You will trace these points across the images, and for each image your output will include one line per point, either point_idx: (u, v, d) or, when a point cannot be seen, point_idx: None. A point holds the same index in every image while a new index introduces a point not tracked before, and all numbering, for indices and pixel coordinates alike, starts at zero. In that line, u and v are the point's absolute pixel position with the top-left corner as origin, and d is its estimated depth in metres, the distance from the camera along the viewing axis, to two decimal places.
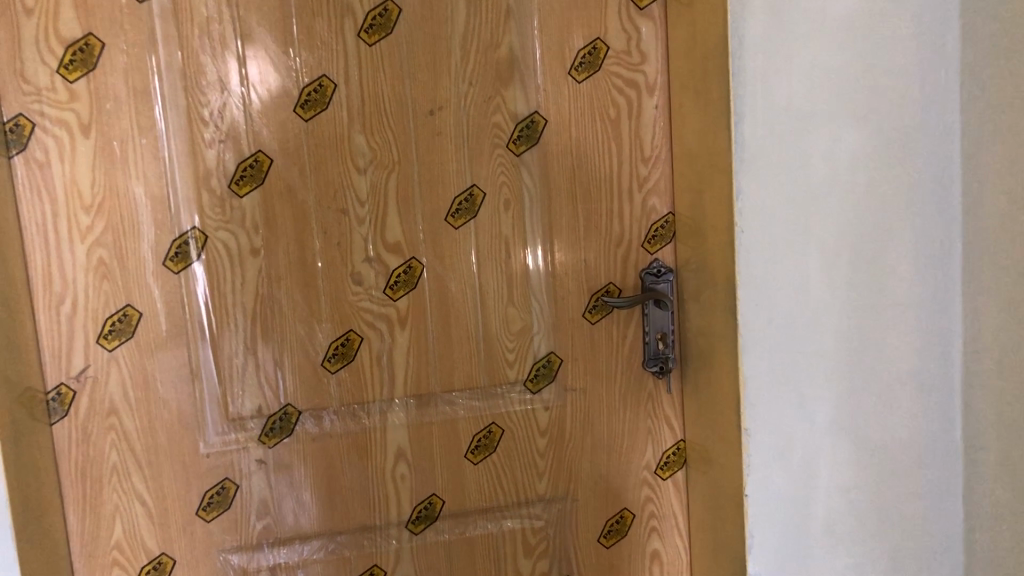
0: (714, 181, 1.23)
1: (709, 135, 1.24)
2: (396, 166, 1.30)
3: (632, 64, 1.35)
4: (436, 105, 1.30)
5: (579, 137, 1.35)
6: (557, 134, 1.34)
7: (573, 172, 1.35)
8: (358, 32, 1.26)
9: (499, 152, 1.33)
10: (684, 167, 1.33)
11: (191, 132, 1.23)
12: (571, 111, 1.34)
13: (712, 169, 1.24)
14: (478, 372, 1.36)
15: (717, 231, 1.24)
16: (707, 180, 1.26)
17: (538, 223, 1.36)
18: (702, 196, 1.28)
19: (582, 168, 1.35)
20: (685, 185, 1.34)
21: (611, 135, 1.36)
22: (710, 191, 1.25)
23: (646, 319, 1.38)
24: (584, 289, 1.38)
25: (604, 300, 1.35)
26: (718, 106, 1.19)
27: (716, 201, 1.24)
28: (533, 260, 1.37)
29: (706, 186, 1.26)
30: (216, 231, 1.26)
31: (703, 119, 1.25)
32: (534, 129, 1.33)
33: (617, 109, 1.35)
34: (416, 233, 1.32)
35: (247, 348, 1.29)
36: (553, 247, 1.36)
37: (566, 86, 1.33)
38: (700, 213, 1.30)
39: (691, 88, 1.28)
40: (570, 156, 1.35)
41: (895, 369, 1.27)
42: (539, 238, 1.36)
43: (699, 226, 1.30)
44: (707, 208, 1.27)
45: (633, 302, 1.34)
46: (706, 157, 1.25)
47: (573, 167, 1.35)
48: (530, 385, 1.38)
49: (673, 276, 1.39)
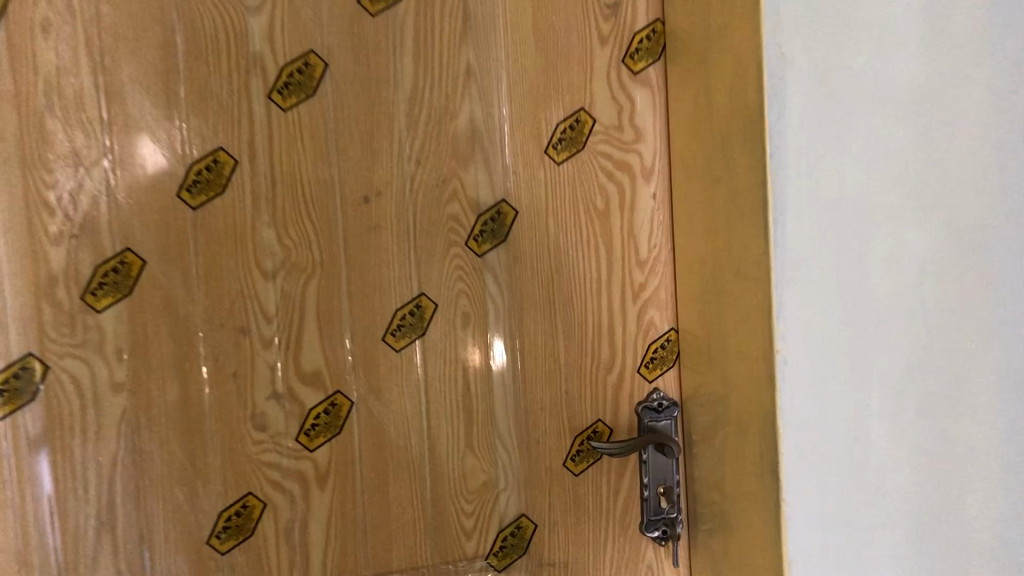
0: (743, 294, 0.93)
1: (734, 234, 0.94)
2: (317, 269, 0.97)
3: (623, 142, 1.06)
4: (373, 190, 0.98)
5: (558, 234, 1.04)
6: (530, 230, 1.03)
7: (551, 279, 1.04)
8: (269, 93, 0.95)
9: (456, 251, 1.01)
10: (692, 272, 1.04)
11: (30, 223, 0.89)
12: (548, 200, 1.04)
13: (739, 279, 0.94)
14: (424, 545, 1.02)
15: (750, 359, 0.93)
16: (731, 291, 0.96)
17: (505, 344, 1.04)
18: (725, 311, 0.97)
19: (561, 274, 1.05)
20: (694, 297, 1.04)
21: (598, 232, 1.06)
22: (736, 307, 0.95)
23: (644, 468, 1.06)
24: (565, 430, 1.06)
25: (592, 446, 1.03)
26: (753, 196, 0.90)
27: (747, 320, 0.93)
28: (498, 355, 1.04)
29: (730, 299, 0.96)
30: (61, 360, 0.90)
31: (725, 212, 0.96)
32: (500, 222, 1.02)
33: (605, 199, 1.06)
34: (343, 360, 0.98)
35: (102, 523, 0.92)
36: (524, 376, 1.04)
37: (542, 168, 1.03)
38: (720, 334, 0.99)
39: (705, 174, 0.99)
40: (546, 259, 1.04)
41: (972, 535, 0.99)
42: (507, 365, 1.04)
43: (718, 351, 1.00)
44: (730, 329, 0.97)
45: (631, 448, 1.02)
46: (730, 262, 0.96)
47: (550, 273, 1.04)
48: (495, 560, 1.05)
49: (678, 412, 1.08)
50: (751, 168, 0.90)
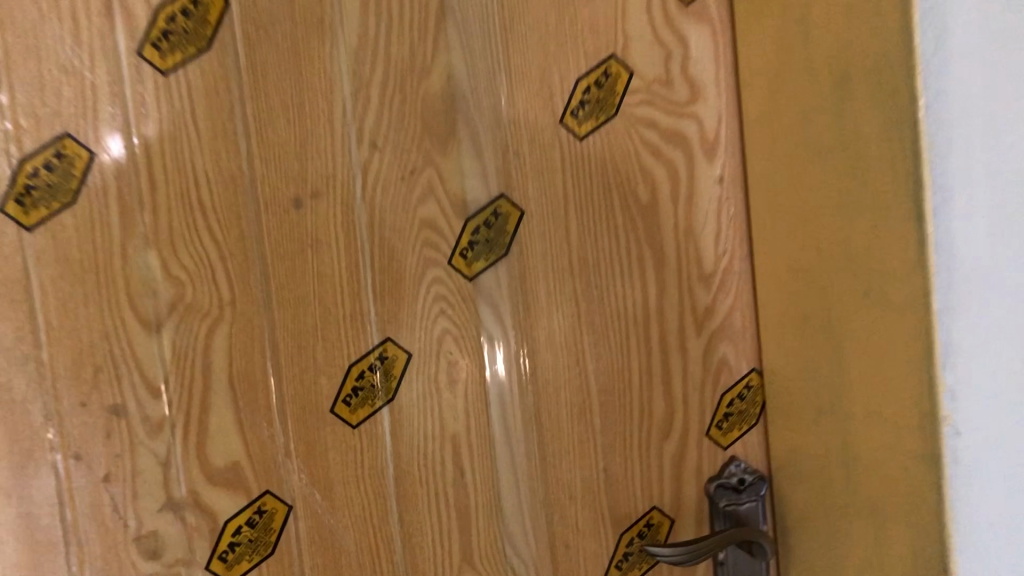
0: (880, 328, 0.60)
1: (859, 236, 0.61)
2: (228, 313, 0.65)
3: (674, 103, 0.73)
4: (308, 189, 0.66)
5: (586, 241, 0.71)
6: (545, 238, 0.70)
7: (577, 308, 0.72)
8: (139, 48, 0.62)
9: (435, 276, 0.68)
10: (785, 291, 0.71)
11: None
12: (568, 193, 0.71)
13: (871, 306, 0.61)
14: None
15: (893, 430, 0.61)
16: (852, 322, 0.63)
17: (514, 406, 0.71)
18: (845, 351, 0.64)
19: (591, 300, 0.72)
20: (791, 326, 0.71)
21: (643, 236, 0.73)
22: (867, 346, 0.62)
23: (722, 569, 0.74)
24: (605, 523, 0.74)
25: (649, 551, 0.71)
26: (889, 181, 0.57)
27: (886, 370, 0.60)
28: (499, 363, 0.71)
29: (852, 334, 0.63)
30: None
31: (837, 203, 0.63)
32: (499, 228, 0.70)
33: (651, 187, 0.73)
34: (273, 446, 0.66)
35: None
36: (544, 451, 0.72)
37: (559, 146, 0.70)
38: (834, 383, 0.66)
39: (800, 144, 0.66)
40: (570, 278, 0.71)
41: None
42: (518, 436, 0.71)
43: (834, 409, 0.67)
44: (855, 377, 0.64)
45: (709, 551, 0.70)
46: (852, 278, 0.63)
47: (576, 299, 0.71)
48: None
49: (763, 487, 0.75)
50: (888, 136, 0.57)
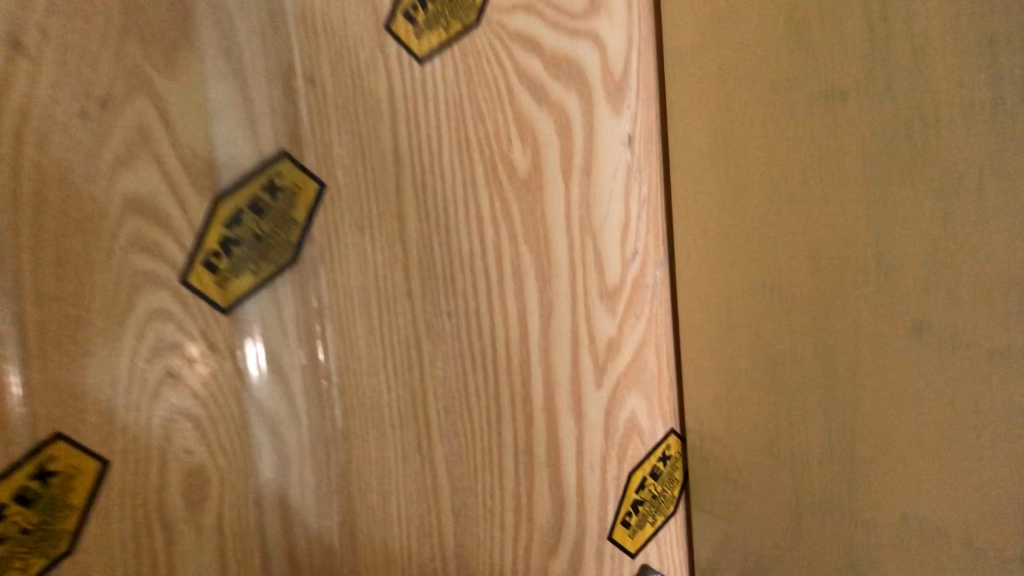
0: (950, 391, 0.36)
1: (908, 236, 0.36)
2: None
3: (568, 11, 0.45)
4: None
5: (429, 240, 0.42)
6: (361, 230, 0.40)
7: (411, 355, 0.42)
8: None
9: (159, 303, 0.36)
10: (735, 319, 0.46)
11: None
12: (401, 153, 0.41)
13: (926, 354, 0.37)
14: None
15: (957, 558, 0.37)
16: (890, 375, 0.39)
17: (310, 527, 0.40)
18: (871, 420, 0.40)
19: (437, 340, 0.43)
20: (746, 373, 0.46)
21: (520, 230, 0.44)
22: (909, 415, 0.38)
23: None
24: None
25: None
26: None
27: (961, 462, 0.36)
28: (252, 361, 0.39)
29: (887, 394, 0.39)
30: None
31: (873, 182, 0.38)
32: (278, 216, 0.38)
33: (532, 151, 0.44)
34: None
35: None
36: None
37: (386, 71, 0.40)
38: (831, 465, 0.42)
39: (792, 84, 0.40)
40: (404, 305, 0.42)
41: None
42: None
43: (829, 503, 0.43)
44: (883, 463, 0.40)
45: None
46: (882, 304, 0.38)
47: (414, 340, 0.42)
48: None
49: None
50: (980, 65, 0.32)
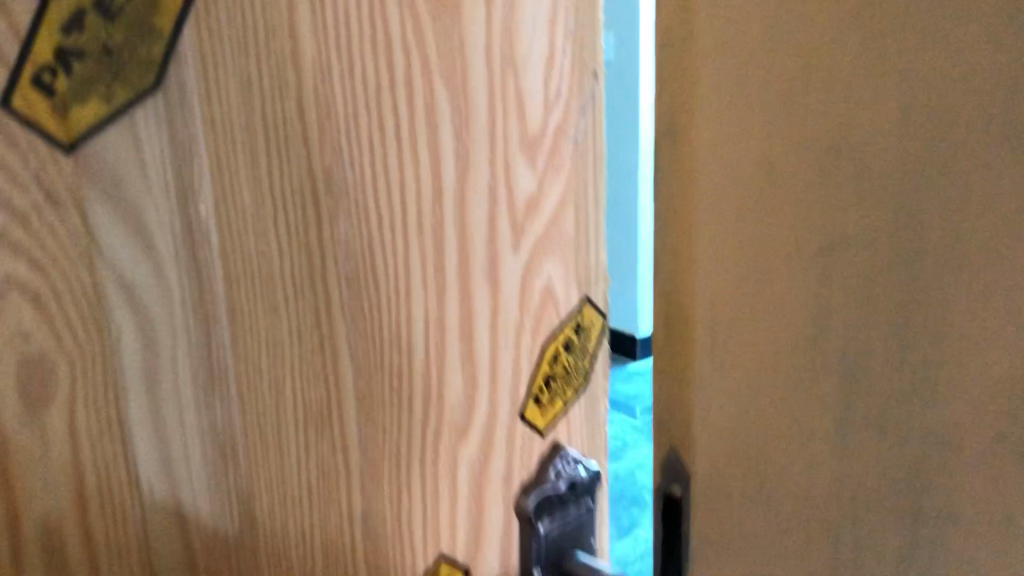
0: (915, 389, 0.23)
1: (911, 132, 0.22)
2: None
3: None
4: None
5: (329, 66, 0.34)
6: (245, 48, 0.31)
7: (307, 212, 0.34)
8: None
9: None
10: (747, 111, 0.25)
11: None
12: None
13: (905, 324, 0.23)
14: None
15: None
16: (929, 238, 0.22)
17: (185, 418, 0.33)
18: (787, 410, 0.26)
19: (338, 194, 0.35)
20: (713, 206, 0.26)
21: (435, 62, 0.37)
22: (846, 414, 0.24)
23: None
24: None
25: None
26: None
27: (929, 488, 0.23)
28: (105, 211, 0.29)
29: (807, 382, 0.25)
30: None
31: (848, 57, 0.22)
32: (134, 22, 0.28)
33: None
34: None
35: None
36: (250, 509, 0.35)
37: None
38: (824, 381, 0.25)
39: None
40: (298, 150, 0.34)
41: None
42: (198, 479, 0.33)
43: (812, 445, 0.25)
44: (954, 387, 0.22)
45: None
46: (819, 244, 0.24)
47: (311, 194, 0.34)
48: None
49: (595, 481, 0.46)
50: None
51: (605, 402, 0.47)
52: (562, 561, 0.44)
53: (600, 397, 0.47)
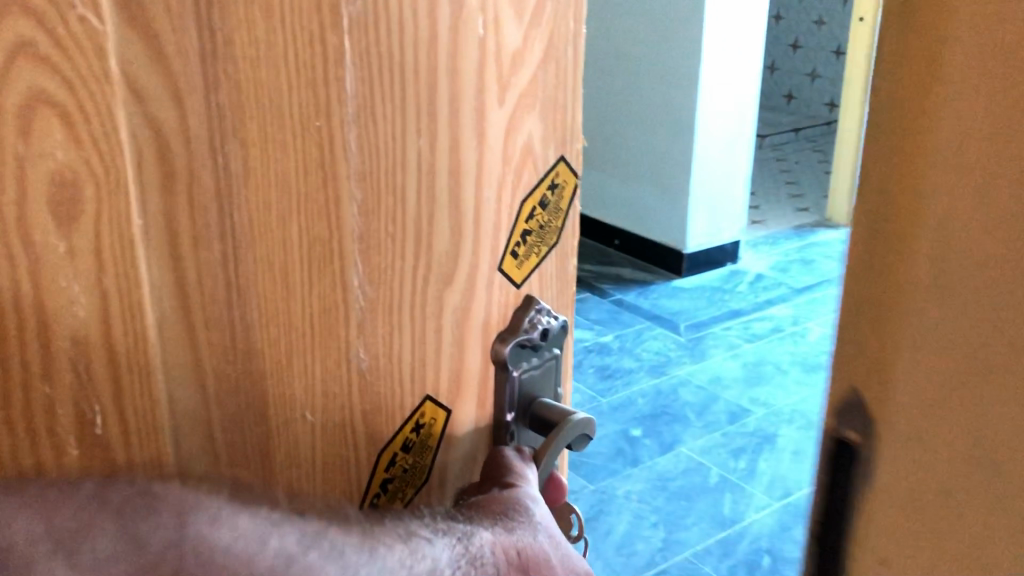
0: None
1: None
2: None
3: None
4: None
5: None
6: None
7: (313, 49, 0.35)
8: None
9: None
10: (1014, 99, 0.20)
11: None
12: None
13: None
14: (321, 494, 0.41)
15: None
16: None
17: (210, 244, 0.34)
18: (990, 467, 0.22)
19: (341, 32, 0.36)
20: (955, 125, 0.21)
21: None
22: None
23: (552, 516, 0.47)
24: (354, 448, 0.42)
25: (458, 506, 0.43)
26: None
27: None
28: (127, 43, 0.30)
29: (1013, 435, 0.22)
30: None
31: None
32: None
33: None
34: None
35: None
36: (258, 340, 0.37)
37: None
38: None
39: None
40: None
41: None
42: (219, 301, 0.35)
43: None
44: None
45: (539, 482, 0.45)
46: None
47: (318, 29, 0.35)
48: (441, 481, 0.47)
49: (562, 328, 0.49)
50: None
51: (568, 258, 0.50)
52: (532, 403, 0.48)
53: (566, 255, 0.50)
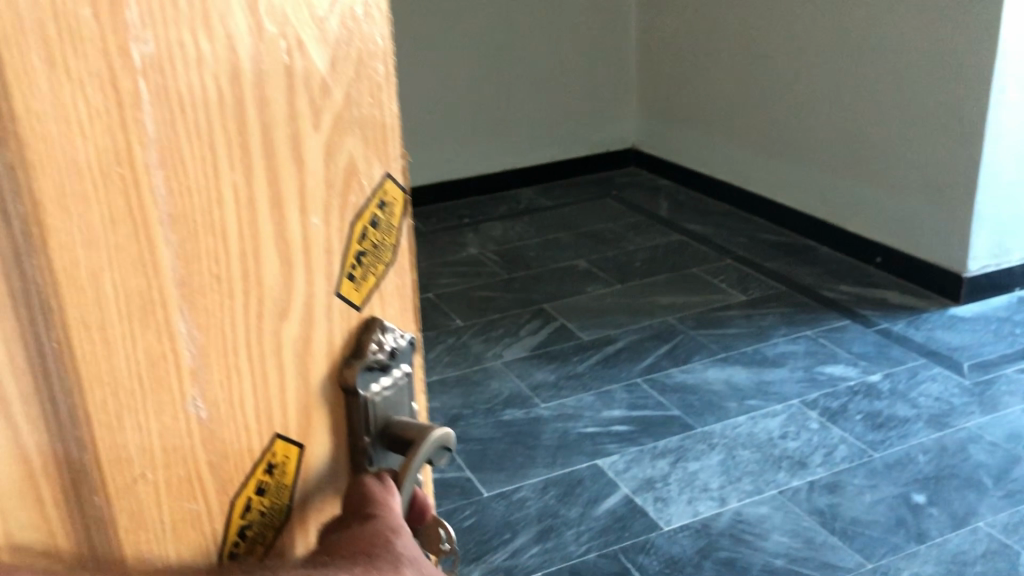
0: None
1: None
2: None
3: None
4: None
5: None
6: None
7: (106, 91, 0.32)
8: None
9: None
10: None
11: None
12: None
13: None
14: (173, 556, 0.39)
15: None
16: None
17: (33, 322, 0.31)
18: None
19: (137, 72, 0.33)
20: None
21: None
22: None
23: (420, 533, 0.47)
24: (205, 498, 0.40)
25: (322, 548, 0.42)
26: None
27: None
28: None
29: None
30: None
31: None
32: None
33: None
34: None
35: None
36: (83, 412, 0.34)
37: None
38: None
39: None
40: (91, 26, 0.31)
41: None
42: (49, 381, 0.32)
43: None
44: None
45: (398, 503, 0.45)
46: None
47: (110, 73, 0.32)
48: (303, 518, 0.46)
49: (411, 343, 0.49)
50: None
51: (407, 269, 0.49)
52: (385, 425, 0.47)
53: (402, 271, 0.49)
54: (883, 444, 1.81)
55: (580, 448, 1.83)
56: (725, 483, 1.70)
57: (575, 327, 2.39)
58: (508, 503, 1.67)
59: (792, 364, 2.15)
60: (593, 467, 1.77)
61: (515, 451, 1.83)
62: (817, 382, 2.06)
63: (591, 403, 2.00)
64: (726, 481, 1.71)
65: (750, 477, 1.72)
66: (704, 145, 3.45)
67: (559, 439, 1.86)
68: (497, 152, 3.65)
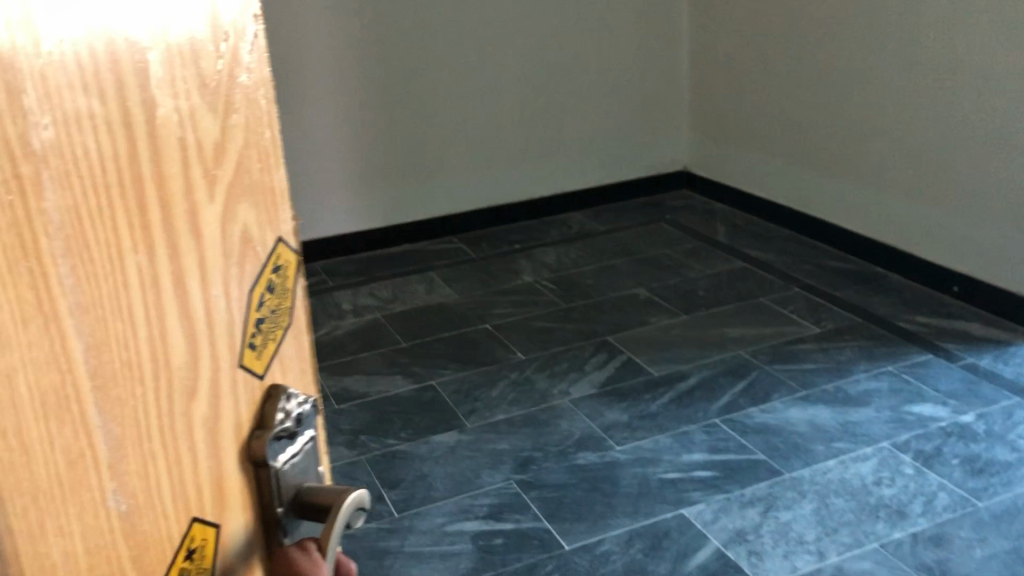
0: None
1: None
2: None
3: None
4: None
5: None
6: None
7: (8, 186, 0.32)
8: None
9: None
10: None
11: None
12: None
13: None
14: None
15: None
16: None
17: None
18: None
19: (37, 158, 0.33)
20: None
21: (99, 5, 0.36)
22: None
23: None
24: None
25: None
26: None
27: None
28: None
29: None
30: None
31: None
32: None
33: None
34: None
35: None
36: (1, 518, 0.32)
37: None
38: None
39: None
40: None
41: None
42: None
43: None
44: None
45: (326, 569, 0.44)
46: None
47: (10, 164, 0.32)
48: None
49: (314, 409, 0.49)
50: None
51: (302, 335, 0.50)
52: (297, 492, 0.47)
53: (299, 335, 0.50)
54: (986, 492, 1.68)
55: (661, 496, 1.75)
56: (821, 536, 1.60)
57: (641, 361, 2.29)
58: (591, 556, 1.60)
59: (877, 403, 2.01)
60: (678, 517, 1.69)
61: (592, 499, 1.75)
62: (906, 423, 1.92)
63: (670, 445, 1.91)
64: (822, 533, 1.61)
65: (848, 528, 1.61)
66: (768, 160, 3.22)
67: (639, 486, 1.78)
68: (557, 175, 3.50)
